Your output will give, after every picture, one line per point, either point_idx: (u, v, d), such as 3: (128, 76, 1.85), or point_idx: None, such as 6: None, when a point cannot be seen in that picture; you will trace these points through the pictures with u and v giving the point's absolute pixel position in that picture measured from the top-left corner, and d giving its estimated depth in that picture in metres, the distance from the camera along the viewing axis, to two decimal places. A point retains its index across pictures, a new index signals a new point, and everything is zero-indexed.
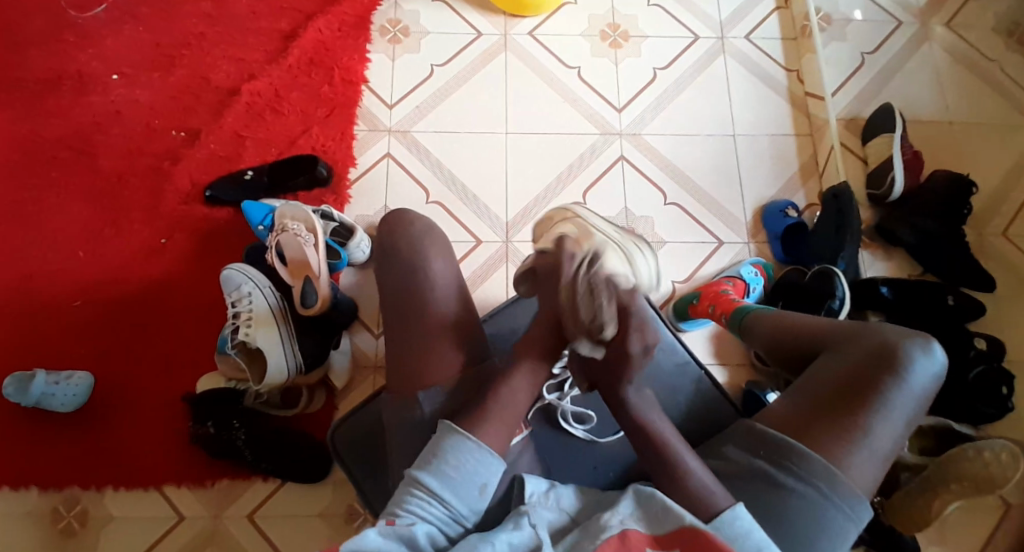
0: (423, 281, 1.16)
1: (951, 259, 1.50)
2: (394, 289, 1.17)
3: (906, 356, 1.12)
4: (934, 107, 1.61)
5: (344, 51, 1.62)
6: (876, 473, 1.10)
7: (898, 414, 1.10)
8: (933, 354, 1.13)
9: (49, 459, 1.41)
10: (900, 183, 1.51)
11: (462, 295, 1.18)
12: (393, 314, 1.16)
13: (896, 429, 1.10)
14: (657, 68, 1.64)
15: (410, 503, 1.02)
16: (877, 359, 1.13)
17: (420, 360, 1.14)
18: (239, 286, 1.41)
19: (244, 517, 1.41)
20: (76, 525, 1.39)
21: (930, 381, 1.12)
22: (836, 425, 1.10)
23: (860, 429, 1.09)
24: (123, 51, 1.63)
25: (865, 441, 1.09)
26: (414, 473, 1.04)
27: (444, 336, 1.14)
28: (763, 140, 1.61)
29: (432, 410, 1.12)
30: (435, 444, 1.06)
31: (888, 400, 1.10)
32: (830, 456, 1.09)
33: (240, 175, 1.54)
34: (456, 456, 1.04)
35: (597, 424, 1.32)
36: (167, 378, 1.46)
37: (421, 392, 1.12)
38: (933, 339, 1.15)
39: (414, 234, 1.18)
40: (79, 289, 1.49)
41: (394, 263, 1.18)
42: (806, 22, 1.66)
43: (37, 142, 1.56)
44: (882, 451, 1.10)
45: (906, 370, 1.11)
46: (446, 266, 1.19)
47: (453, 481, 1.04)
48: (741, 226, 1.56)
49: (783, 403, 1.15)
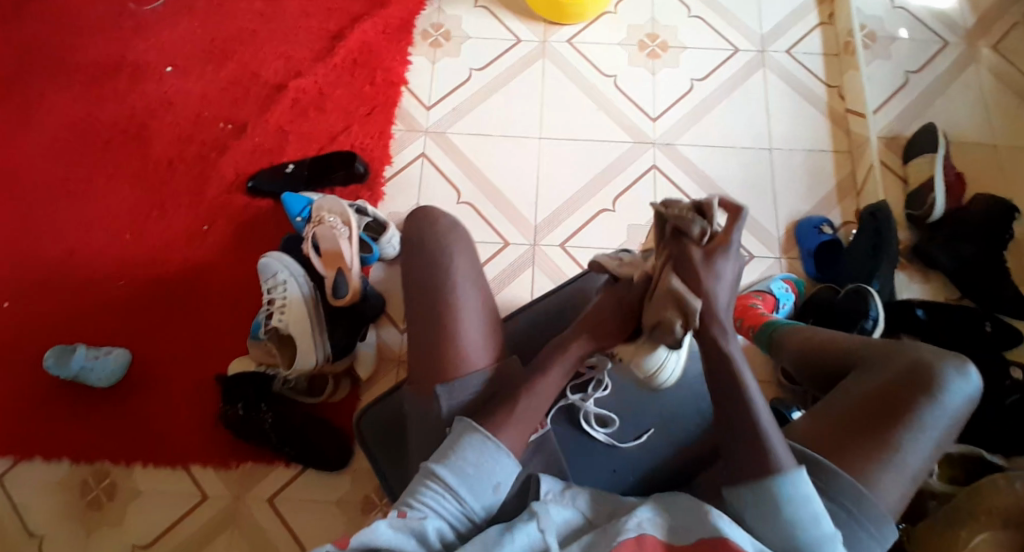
0: (438, 271, 1.18)
1: (989, 285, 1.45)
2: (416, 281, 1.18)
3: (940, 376, 1.09)
4: (980, 129, 1.57)
5: (387, 53, 1.66)
6: (904, 494, 1.07)
7: (930, 435, 1.07)
8: (968, 376, 1.11)
9: (82, 431, 1.47)
10: (941, 205, 1.48)
11: (484, 290, 1.19)
12: (410, 302, 1.18)
13: (927, 450, 1.07)
14: (695, 79, 1.64)
15: (424, 495, 1.02)
16: (911, 377, 1.10)
17: (441, 351, 1.14)
18: (276, 273, 1.45)
19: (265, 500, 1.44)
20: (104, 497, 1.44)
21: (964, 402, 1.10)
22: (864, 443, 1.07)
23: (890, 448, 1.06)
24: (177, 44, 1.69)
25: (895, 460, 1.06)
26: (431, 467, 1.04)
27: (466, 329, 1.16)
28: (800, 156, 1.59)
29: (450, 404, 1.12)
30: (453, 442, 1.07)
31: (918, 420, 1.07)
32: (857, 473, 1.06)
33: (281, 167, 1.58)
34: (476, 456, 1.05)
35: (619, 429, 1.30)
36: (199, 360, 1.50)
37: (439, 385, 1.13)
38: (969, 361, 1.12)
39: (436, 229, 1.21)
40: (121, 270, 1.55)
41: (418, 255, 1.20)
42: (849, 38, 1.64)
43: (91, 127, 1.63)
44: (911, 473, 1.07)
45: (940, 390, 1.09)
46: (466, 261, 1.20)
47: (471, 478, 1.03)
48: (774, 241, 1.54)
49: (811, 419, 1.12)
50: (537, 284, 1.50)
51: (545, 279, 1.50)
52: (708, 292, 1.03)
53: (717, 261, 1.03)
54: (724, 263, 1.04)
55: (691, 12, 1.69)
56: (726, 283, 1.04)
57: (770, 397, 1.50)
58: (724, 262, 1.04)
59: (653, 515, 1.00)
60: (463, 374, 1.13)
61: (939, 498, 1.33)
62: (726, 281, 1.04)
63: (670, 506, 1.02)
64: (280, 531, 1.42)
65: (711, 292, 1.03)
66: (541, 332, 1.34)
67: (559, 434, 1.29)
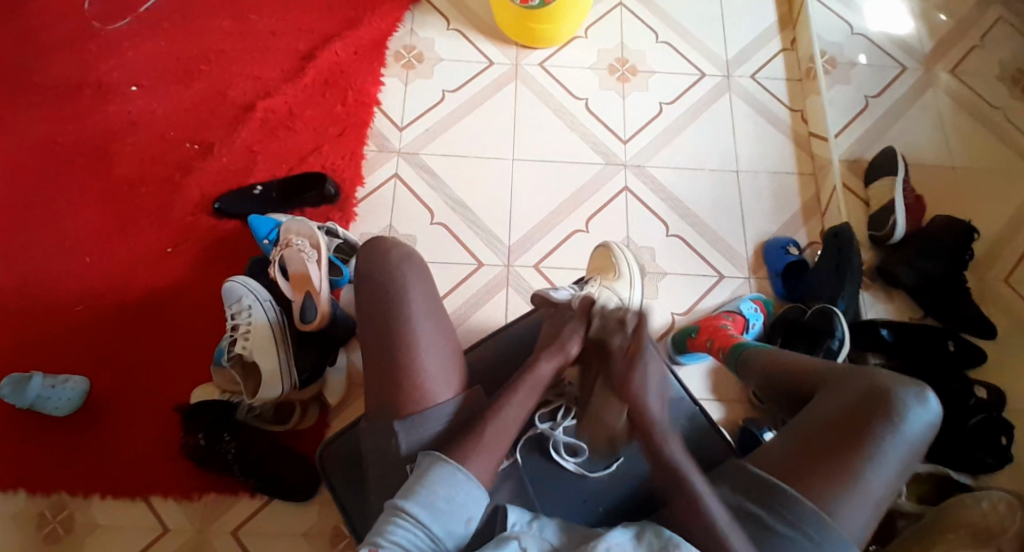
0: (396, 306, 1.17)
1: (950, 304, 1.50)
2: (372, 318, 1.18)
3: (902, 403, 1.12)
4: (937, 151, 1.62)
5: (358, 74, 1.65)
6: (868, 520, 1.09)
7: (892, 462, 1.10)
8: (928, 403, 1.13)
9: (37, 462, 1.41)
10: (901, 226, 1.52)
11: (443, 319, 1.19)
12: (370, 337, 1.17)
13: (889, 477, 1.10)
14: (663, 102, 1.66)
15: (395, 533, 1.02)
16: (874, 402, 1.13)
17: (402, 386, 1.14)
18: (241, 298, 1.42)
19: (228, 532, 1.40)
20: (60, 531, 1.39)
21: (925, 429, 1.12)
22: (828, 470, 1.10)
23: (853, 476, 1.09)
24: (142, 64, 1.66)
25: (858, 488, 1.08)
26: (402, 501, 1.04)
27: (425, 362, 1.16)
28: (765, 177, 1.62)
29: (405, 438, 1.13)
30: (424, 474, 1.07)
31: (880, 447, 1.10)
32: (821, 501, 1.08)
33: (249, 189, 1.55)
34: (447, 490, 1.05)
35: (589, 458, 1.26)
36: (162, 388, 1.46)
37: (396, 421, 1.14)
38: (929, 388, 1.15)
39: (392, 260, 1.20)
40: (80, 294, 1.50)
41: (373, 292, 1.18)
42: (811, 64, 1.68)
43: (50, 147, 1.58)
44: (874, 500, 1.09)
45: (900, 418, 1.11)
46: (424, 291, 1.19)
47: (443, 513, 1.04)
48: (742, 261, 1.57)
49: (777, 444, 1.14)
50: (511, 305, 1.50)
51: (519, 300, 1.50)
52: (634, 398, 1.10)
53: (637, 365, 1.11)
54: (643, 366, 1.11)
55: (658, 38, 1.72)
56: (653, 384, 1.11)
57: (741, 418, 1.51)
58: (641, 365, 1.11)
59: (624, 540, 1.02)
60: (423, 408, 1.14)
61: (909, 518, 1.37)
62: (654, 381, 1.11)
63: (640, 531, 1.04)
64: None
65: (641, 397, 1.10)
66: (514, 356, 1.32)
67: (528, 465, 1.25)
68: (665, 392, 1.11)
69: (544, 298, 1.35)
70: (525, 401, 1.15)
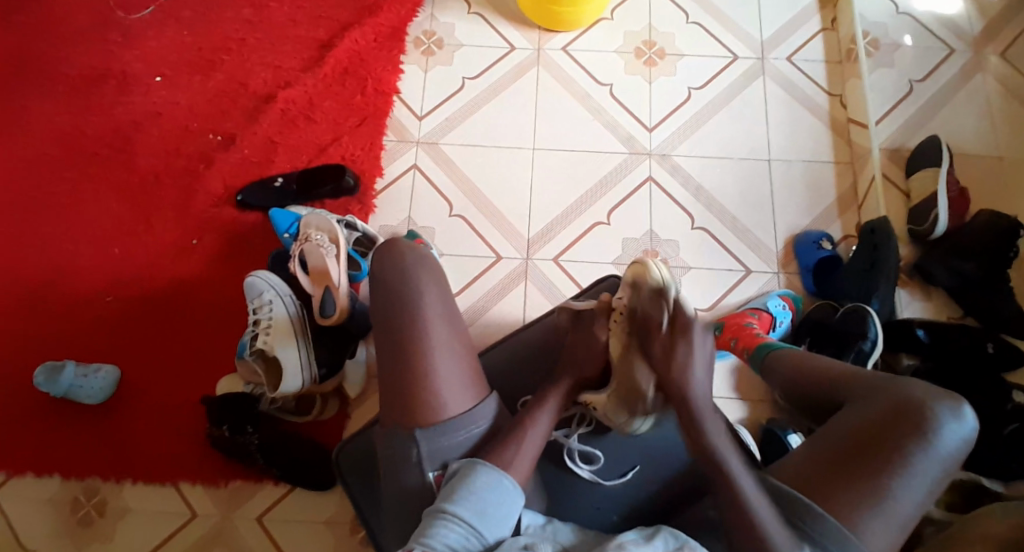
0: (410, 314, 1.15)
1: (990, 305, 1.43)
2: (385, 321, 1.16)
3: (934, 417, 1.07)
4: (985, 140, 1.53)
5: (378, 62, 1.62)
6: (894, 540, 1.04)
7: (922, 479, 1.05)
8: (962, 418, 1.08)
9: (70, 449, 1.46)
10: (944, 221, 1.44)
11: (459, 326, 1.16)
12: (384, 339, 1.15)
13: (918, 495, 1.05)
14: (692, 88, 1.60)
15: (444, 535, 1.02)
16: (903, 415, 1.08)
17: (417, 394, 1.12)
18: (261, 293, 1.44)
19: (253, 519, 1.44)
20: (94, 514, 1.44)
21: (958, 446, 1.07)
22: (854, 486, 1.04)
23: (879, 492, 1.04)
24: (165, 53, 1.66)
25: (884, 505, 1.03)
26: (449, 505, 1.05)
27: (439, 370, 1.13)
28: (799, 167, 1.55)
29: (426, 448, 1.11)
30: (466, 478, 1.07)
31: (910, 464, 1.05)
32: (843, 518, 1.03)
33: (270, 180, 1.56)
34: (493, 494, 1.06)
35: (603, 465, 1.25)
36: (189, 378, 1.49)
37: (417, 429, 1.11)
38: (964, 402, 1.09)
39: (407, 266, 1.17)
40: (109, 285, 1.53)
41: (387, 297, 1.16)
42: (853, 45, 1.60)
43: (77, 139, 1.60)
44: (901, 519, 1.04)
45: (931, 433, 1.06)
46: (441, 299, 1.17)
47: (490, 518, 1.04)
48: (771, 255, 1.51)
49: (802, 455, 1.10)
50: (529, 300, 1.47)
51: (538, 295, 1.48)
52: (678, 381, 1.09)
53: (680, 352, 1.09)
54: (688, 351, 1.09)
55: (689, 19, 1.65)
56: (699, 366, 1.10)
57: (763, 417, 1.48)
58: (689, 344, 1.09)
59: (635, 538, 1.02)
60: (444, 418, 1.12)
61: (937, 524, 1.30)
62: (699, 365, 1.10)
63: (652, 533, 1.04)
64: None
65: (685, 380, 1.09)
66: (533, 357, 1.31)
67: (540, 472, 1.24)
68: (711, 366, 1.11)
69: (569, 309, 1.29)
70: (548, 434, 1.14)
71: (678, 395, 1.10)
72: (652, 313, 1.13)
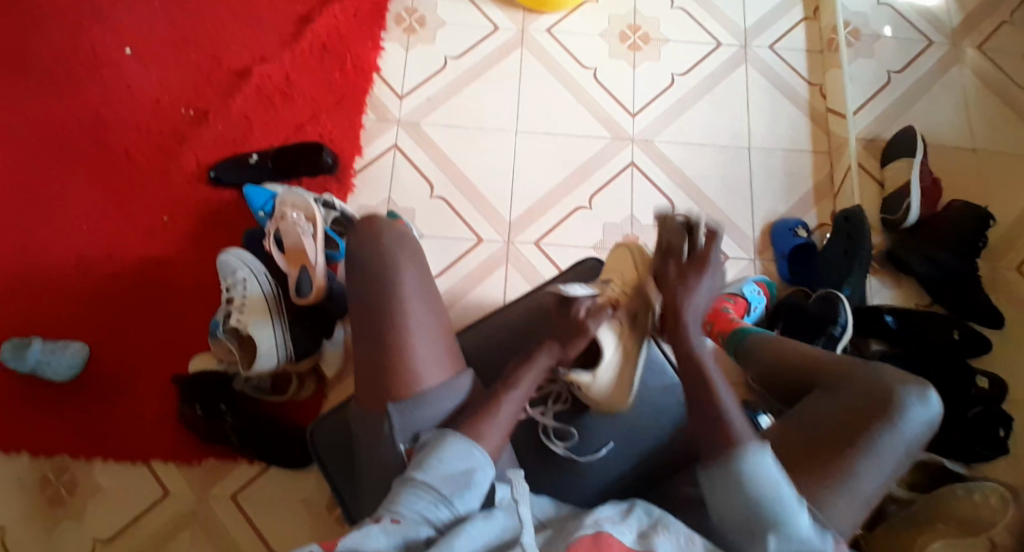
0: (388, 294, 1.13)
1: (958, 293, 1.45)
2: (364, 299, 1.14)
3: (901, 401, 1.10)
4: (958, 131, 1.56)
5: (359, 39, 1.61)
6: (858, 518, 1.06)
7: (887, 461, 1.07)
8: (928, 402, 1.11)
9: (39, 427, 1.43)
10: (915, 210, 1.46)
11: (437, 306, 1.15)
12: (362, 318, 1.14)
13: (882, 475, 1.07)
14: (674, 73, 1.61)
15: (413, 503, 0.98)
16: (872, 400, 1.11)
17: (394, 371, 1.10)
18: (235, 271, 1.41)
19: (228, 497, 1.42)
20: (64, 492, 1.41)
21: (922, 429, 1.10)
22: (822, 465, 1.07)
23: (845, 471, 1.06)
24: (139, 27, 1.63)
25: (850, 483, 1.06)
26: (418, 473, 1.01)
27: (417, 349, 1.12)
28: (777, 155, 1.57)
29: (398, 424, 1.10)
30: (436, 449, 1.04)
31: (876, 444, 1.08)
32: (811, 494, 1.05)
33: (246, 157, 1.53)
34: (463, 463, 1.03)
35: (578, 442, 1.24)
36: (162, 357, 1.47)
37: (390, 404, 1.10)
38: (930, 387, 1.13)
39: (385, 245, 1.16)
40: (80, 261, 1.50)
41: (366, 276, 1.15)
42: (833, 36, 1.61)
43: (48, 113, 1.57)
44: (865, 497, 1.06)
45: (898, 417, 1.09)
46: (419, 278, 1.16)
47: (460, 486, 1.01)
48: (748, 242, 1.52)
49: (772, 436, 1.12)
50: (510, 283, 1.47)
51: (518, 278, 1.48)
52: (682, 300, 1.17)
53: (688, 278, 1.18)
54: (697, 280, 1.18)
55: (672, 4, 1.66)
56: (701, 294, 1.18)
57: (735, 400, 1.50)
58: (700, 275, 1.18)
59: (611, 514, 1.02)
60: (417, 392, 1.10)
61: (900, 503, 1.34)
62: (702, 291, 1.18)
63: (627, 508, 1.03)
64: (243, 530, 1.41)
65: (684, 300, 1.17)
66: (512, 335, 1.31)
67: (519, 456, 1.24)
68: (712, 296, 1.19)
69: (559, 289, 1.28)
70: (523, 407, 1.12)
71: (672, 310, 1.18)
72: (675, 242, 1.21)
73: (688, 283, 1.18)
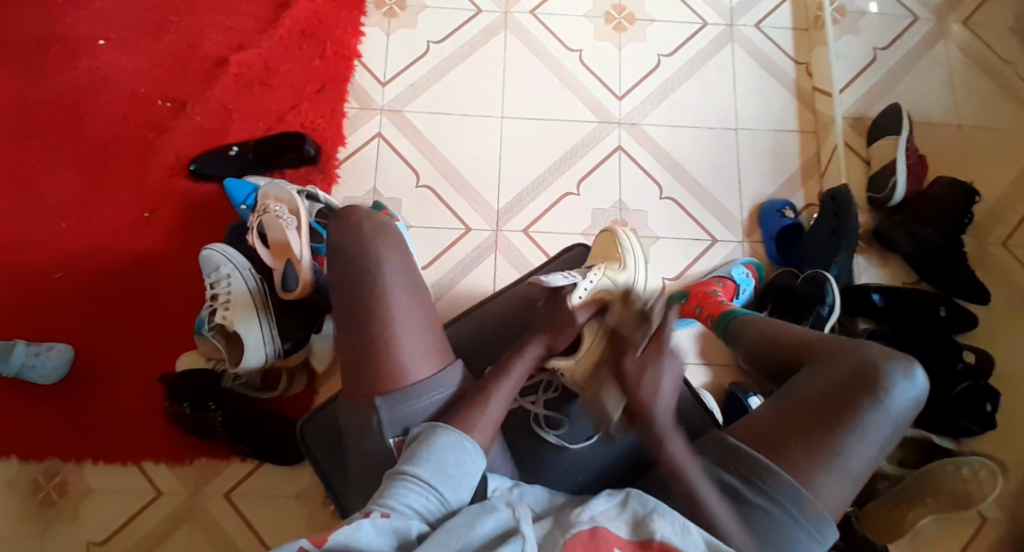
0: (371, 285, 1.10)
1: (945, 270, 1.46)
2: (346, 289, 1.11)
3: (888, 379, 1.07)
4: (943, 108, 1.56)
5: (338, 24, 1.57)
6: (846, 496, 1.05)
7: (874, 438, 1.05)
8: (915, 379, 1.08)
9: (27, 430, 1.41)
10: (902, 188, 1.47)
11: (422, 296, 1.12)
12: (345, 310, 1.11)
13: (870, 452, 1.05)
14: (662, 54, 1.59)
15: (404, 497, 0.98)
16: (858, 376, 1.08)
17: (380, 364, 1.08)
18: (218, 267, 1.38)
19: (223, 494, 1.41)
20: (55, 495, 1.40)
21: (910, 404, 1.07)
22: (809, 445, 1.05)
23: (831, 450, 1.04)
24: (109, 15, 1.58)
25: (836, 462, 1.04)
26: (408, 467, 1.01)
27: (402, 339, 1.09)
28: (765, 136, 1.56)
29: (387, 417, 1.07)
30: (426, 442, 1.04)
31: (862, 422, 1.05)
32: (798, 475, 1.03)
33: (226, 150, 1.50)
34: (453, 455, 1.03)
35: (571, 430, 1.21)
36: (147, 356, 1.44)
37: (377, 397, 1.07)
38: (917, 362, 1.10)
39: (367, 233, 1.13)
40: (59, 260, 1.46)
41: (346, 265, 1.12)
42: (819, 13, 1.60)
43: (19, 107, 1.52)
44: (852, 475, 1.04)
45: (884, 394, 1.06)
46: (402, 269, 1.13)
47: (450, 478, 1.01)
48: (736, 224, 1.52)
49: (758, 417, 1.10)
50: (500, 272, 1.46)
51: (507, 266, 1.47)
52: (645, 399, 1.02)
53: (650, 373, 1.03)
54: (659, 370, 1.04)
55: None
56: (667, 386, 1.04)
57: (727, 382, 1.50)
58: (658, 366, 1.04)
59: (608, 507, 1.00)
60: (405, 385, 1.08)
61: (890, 479, 1.35)
62: (665, 387, 1.04)
63: (625, 499, 1.02)
64: (239, 526, 1.40)
65: (652, 399, 1.02)
66: (498, 321, 1.28)
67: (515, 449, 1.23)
68: (676, 391, 1.05)
69: (540, 282, 1.25)
70: (513, 396, 1.12)
71: (638, 413, 1.03)
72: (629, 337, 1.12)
73: (652, 380, 1.03)
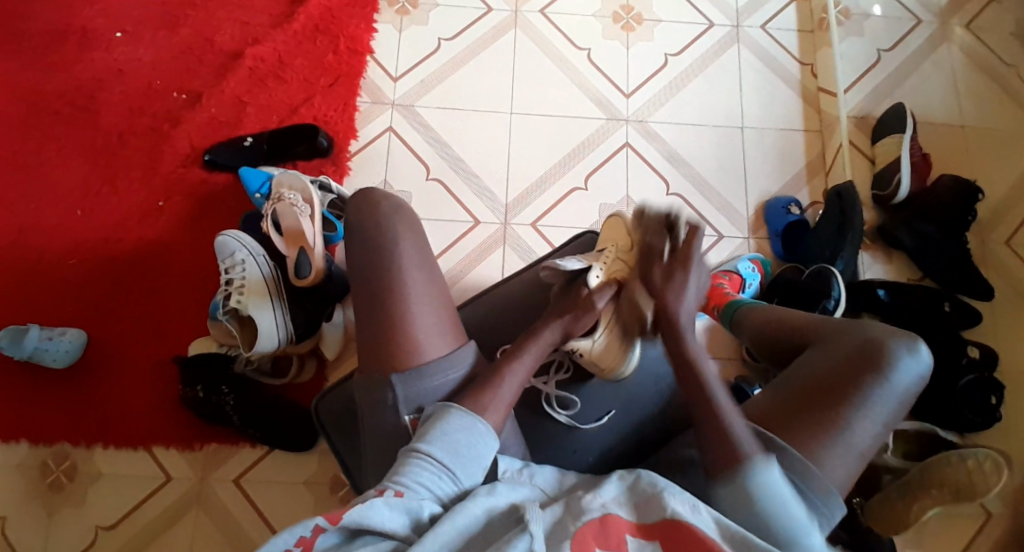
0: (387, 264, 1.11)
1: (948, 265, 1.47)
2: (364, 270, 1.12)
3: (893, 355, 1.06)
4: (946, 108, 1.58)
5: (351, 20, 1.61)
6: (852, 471, 1.04)
7: (878, 412, 1.04)
8: (919, 353, 1.07)
9: (37, 414, 1.43)
10: (906, 186, 1.49)
11: (436, 277, 1.12)
12: (360, 290, 1.11)
13: (876, 427, 1.04)
14: (668, 54, 1.62)
15: (418, 474, 0.97)
16: (863, 353, 1.07)
17: (394, 344, 1.08)
18: (233, 253, 1.39)
19: (231, 480, 1.42)
20: (64, 479, 1.41)
21: (916, 381, 1.06)
22: (815, 421, 1.04)
23: (837, 424, 1.04)
24: (129, 10, 1.62)
25: (842, 437, 1.03)
26: (422, 444, 1.00)
27: (418, 319, 1.09)
28: (770, 135, 1.58)
29: (401, 393, 1.07)
30: (439, 421, 1.02)
31: (868, 396, 1.04)
32: (804, 450, 1.03)
33: (240, 140, 1.53)
34: (466, 435, 1.01)
35: (581, 410, 1.22)
36: (159, 342, 1.46)
37: (393, 374, 1.07)
38: (920, 339, 1.09)
39: (384, 215, 1.14)
40: (74, 248, 1.49)
41: (364, 248, 1.12)
42: (824, 15, 1.63)
43: (39, 98, 1.56)
44: (858, 449, 1.04)
45: (889, 368, 1.05)
46: (417, 249, 1.13)
47: (463, 458, 1.00)
48: (742, 220, 1.54)
49: (764, 397, 1.09)
50: (507, 263, 1.48)
51: (515, 258, 1.49)
52: (671, 305, 1.10)
53: (676, 280, 1.10)
54: (685, 278, 1.10)
55: None
56: (691, 294, 1.11)
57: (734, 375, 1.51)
58: (685, 277, 1.10)
59: (617, 495, 0.97)
60: (419, 363, 1.08)
61: (894, 472, 1.35)
62: (690, 289, 1.11)
63: (633, 482, 0.99)
64: (245, 512, 1.41)
65: (677, 305, 1.10)
66: (510, 305, 1.28)
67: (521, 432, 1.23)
68: (700, 296, 1.12)
69: (553, 265, 1.22)
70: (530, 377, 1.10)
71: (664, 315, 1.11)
72: (656, 243, 1.14)
73: (677, 286, 1.10)
